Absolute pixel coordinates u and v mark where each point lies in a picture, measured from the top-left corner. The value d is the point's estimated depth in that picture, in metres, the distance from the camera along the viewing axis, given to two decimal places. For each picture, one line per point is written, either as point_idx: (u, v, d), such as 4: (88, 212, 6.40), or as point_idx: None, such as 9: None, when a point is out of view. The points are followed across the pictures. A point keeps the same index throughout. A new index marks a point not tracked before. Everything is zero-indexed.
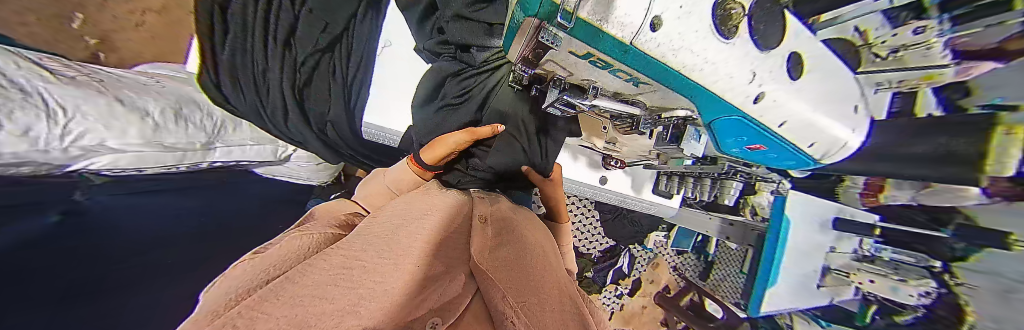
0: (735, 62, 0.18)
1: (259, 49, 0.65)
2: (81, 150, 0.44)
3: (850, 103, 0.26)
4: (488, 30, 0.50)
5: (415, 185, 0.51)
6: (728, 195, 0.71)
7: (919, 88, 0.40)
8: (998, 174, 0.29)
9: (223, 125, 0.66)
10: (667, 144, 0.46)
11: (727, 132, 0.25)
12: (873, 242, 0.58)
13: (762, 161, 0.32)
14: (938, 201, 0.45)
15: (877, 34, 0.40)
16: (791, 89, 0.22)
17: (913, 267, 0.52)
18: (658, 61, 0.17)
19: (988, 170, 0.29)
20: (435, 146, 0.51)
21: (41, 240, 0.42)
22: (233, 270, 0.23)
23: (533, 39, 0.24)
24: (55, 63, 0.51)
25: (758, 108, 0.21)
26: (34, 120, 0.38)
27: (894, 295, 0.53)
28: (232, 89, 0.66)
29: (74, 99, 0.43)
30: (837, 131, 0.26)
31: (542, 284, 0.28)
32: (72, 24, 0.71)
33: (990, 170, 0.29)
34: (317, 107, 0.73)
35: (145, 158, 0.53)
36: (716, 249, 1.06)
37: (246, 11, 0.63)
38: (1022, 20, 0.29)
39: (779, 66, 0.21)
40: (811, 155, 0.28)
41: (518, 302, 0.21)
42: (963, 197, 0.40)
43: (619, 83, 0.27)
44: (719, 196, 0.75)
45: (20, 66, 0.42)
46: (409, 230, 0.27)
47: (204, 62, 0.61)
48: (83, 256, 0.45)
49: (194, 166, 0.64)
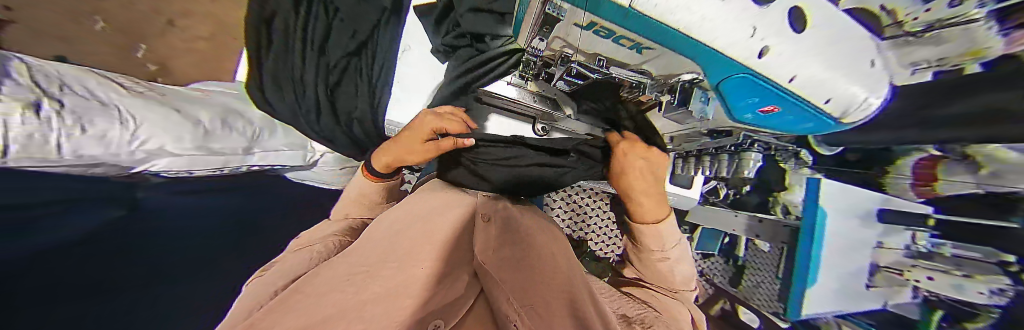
0: (732, 19, 0.18)
1: (297, 55, 0.74)
2: (145, 154, 0.49)
3: (868, 58, 0.25)
4: (498, 20, 0.59)
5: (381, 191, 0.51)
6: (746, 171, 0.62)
7: (964, 65, 0.42)
8: None
9: (261, 131, 0.72)
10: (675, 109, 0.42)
11: (739, 90, 0.26)
12: (929, 237, 0.57)
13: (777, 126, 0.32)
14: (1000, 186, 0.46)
15: (908, 11, 0.36)
16: (799, 41, 0.21)
17: (981, 262, 0.52)
18: (658, 21, 0.18)
19: None
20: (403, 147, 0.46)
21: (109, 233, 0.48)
22: (263, 281, 0.30)
23: (539, 14, 0.25)
24: (128, 80, 0.59)
25: (764, 62, 0.21)
26: (110, 125, 0.44)
27: (956, 293, 0.54)
28: (273, 91, 0.72)
29: (140, 110, 0.50)
30: (857, 87, 0.24)
31: (542, 285, 0.28)
32: (137, 54, 0.83)
33: None
34: (346, 104, 0.78)
35: (196, 162, 0.58)
36: (746, 252, 1.01)
37: (289, 24, 0.72)
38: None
39: (781, 20, 0.20)
40: (830, 114, 0.26)
41: (522, 307, 0.25)
42: None
43: (624, 52, 0.28)
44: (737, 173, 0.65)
45: (102, 83, 0.49)
46: (426, 227, 0.30)
47: (251, 66, 0.68)
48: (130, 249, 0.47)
49: (236, 169, 0.70)
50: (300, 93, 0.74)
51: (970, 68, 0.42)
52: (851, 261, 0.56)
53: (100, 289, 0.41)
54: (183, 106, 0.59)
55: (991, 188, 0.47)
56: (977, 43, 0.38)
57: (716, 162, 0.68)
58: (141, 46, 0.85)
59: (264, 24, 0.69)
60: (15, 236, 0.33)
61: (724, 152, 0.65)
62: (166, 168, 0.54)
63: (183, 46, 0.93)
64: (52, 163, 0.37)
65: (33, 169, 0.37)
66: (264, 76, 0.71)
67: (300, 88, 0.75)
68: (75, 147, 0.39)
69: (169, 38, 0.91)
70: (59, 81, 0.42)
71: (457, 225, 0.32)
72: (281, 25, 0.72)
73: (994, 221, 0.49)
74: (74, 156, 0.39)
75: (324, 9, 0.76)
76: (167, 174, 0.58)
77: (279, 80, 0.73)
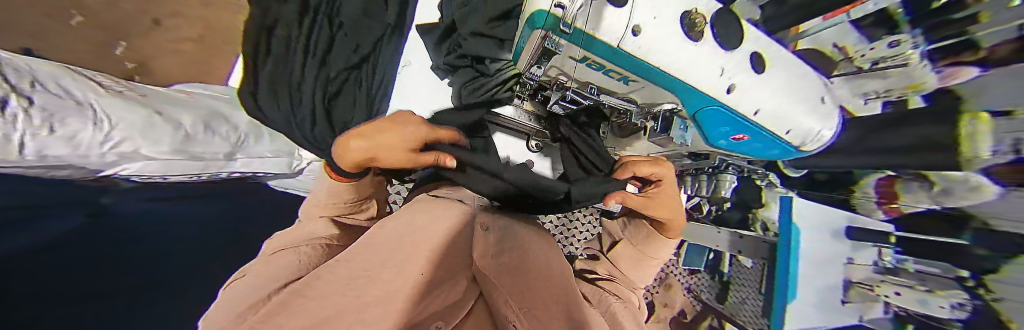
0: (705, 58, 0.22)
1: (297, 63, 0.68)
2: (116, 157, 0.48)
3: (818, 97, 0.29)
4: (498, 45, 0.57)
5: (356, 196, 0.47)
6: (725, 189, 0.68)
7: (908, 97, 0.47)
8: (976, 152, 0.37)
9: (246, 137, 0.69)
10: (658, 135, 0.45)
11: (712, 122, 0.27)
12: (893, 253, 0.59)
13: (748, 153, 0.34)
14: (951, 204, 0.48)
15: (857, 49, 0.48)
16: (757, 79, 0.25)
17: (940, 277, 0.52)
18: (642, 61, 0.21)
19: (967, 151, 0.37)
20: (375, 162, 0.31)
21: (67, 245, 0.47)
22: (240, 286, 0.31)
23: (537, 47, 0.27)
24: (107, 80, 0.56)
25: (732, 98, 0.24)
26: (82, 125, 0.43)
27: (923, 308, 0.54)
28: (264, 96, 0.63)
29: (119, 111, 0.49)
30: (809, 120, 0.28)
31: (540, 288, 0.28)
32: (116, 51, 0.82)
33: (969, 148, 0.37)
34: (343, 116, 0.71)
35: (172, 167, 0.56)
36: (730, 268, 1.04)
37: (291, 30, 0.67)
38: (978, 27, 0.35)
39: (742, 60, 0.24)
40: (790, 143, 0.29)
41: (520, 308, 0.25)
42: (967, 197, 0.44)
43: (612, 82, 0.30)
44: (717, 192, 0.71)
45: (81, 84, 0.47)
46: (421, 233, 0.28)
47: (245, 73, 0.60)
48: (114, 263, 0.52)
49: (214, 175, 0.66)
50: (295, 101, 0.66)
51: (915, 100, 0.46)
52: (827, 275, 0.59)
53: (93, 293, 0.48)
54: (166, 108, 0.57)
55: (945, 205, 0.49)
56: (917, 78, 0.44)
57: (698, 182, 0.75)
58: (121, 44, 0.83)
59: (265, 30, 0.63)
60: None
61: (704, 174, 0.72)
62: (138, 173, 0.52)
63: (168, 47, 0.90)
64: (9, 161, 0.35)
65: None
66: (258, 82, 0.62)
67: (296, 96, 0.66)
68: (39, 146, 0.38)
69: (155, 37, 0.88)
70: (30, 76, 0.41)
71: (452, 229, 0.31)
72: (284, 33, 0.65)
73: (952, 239, 0.50)
74: (38, 157, 0.38)
75: (329, 21, 0.73)
76: (138, 178, 0.55)
77: (275, 88, 0.65)
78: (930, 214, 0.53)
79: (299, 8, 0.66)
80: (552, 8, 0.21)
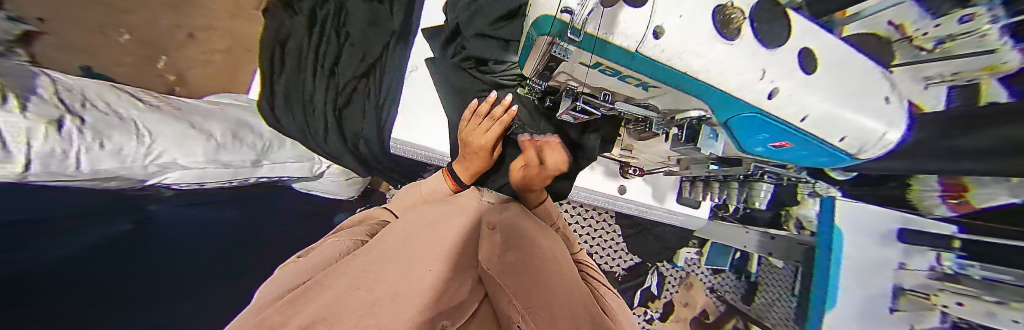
0: (743, 60, 0.19)
1: (309, 78, 0.80)
2: (158, 168, 0.50)
3: (879, 94, 0.25)
4: (504, 47, 0.63)
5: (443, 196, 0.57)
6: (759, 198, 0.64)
7: (982, 80, 0.37)
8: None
9: (272, 145, 0.74)
10: (684, 145, 0.46)
11: (744, 129, 0.25)
12: (955, 257, 0.51)
13: (792, 159, 0.31)
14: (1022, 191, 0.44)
15: (916, 27, 0.42)
16: (809, 82, 0.21)
17: (1017, 287, 0.43)
18: (667, 66, 0.19)
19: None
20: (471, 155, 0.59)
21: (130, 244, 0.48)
22: (285, 272, 0.27)
23: (546, 53, 0.26)
24: (150, 96, 0.62)
25: (774, 104, 0.21)
26: (125, 140, 0.45)
27: (988, 321, 0.44)
28: (282, 109, 0.79)
29: (157, 124, 0.53)
30: (869, 121, 0.24)
31: (552, 285, 0.27)
32: (157, 64, 0.88)
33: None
34: (353, 125, 0.85)
35: (205, 175, 0.59)
36: (759, 268, 0.97)
37: (301, 47, 0.80)
38: None
39: (787, 62, 0.21)
40: (843, 150, 0.26)
41: (526, 308, 0.21)
42: None
43: (630, 87, 0.29)
44: (749, 200, 0.67)
45: (125, 100, 0.53)
46: (431, 233, 0.30)
47: (263, 89, 0.77)
48: (155, 272, 0.49)
49: (244, 181, 0.71)
50: (309, 112, 0.81)
51: (991, 91, 0.36)
52: (874, 284, 0.52)
53: (148, 304, 0.46)
54: (198, 120, 0.62)
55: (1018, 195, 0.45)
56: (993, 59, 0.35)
57: (727, 190, 0.70)
58: (161, 58, 0.90)
59: (280, 46, 0.78)
60: (43, 250, 0.34)
61: (734, 182, 0.68)
62: (177, 180, 0.55)
63: (200, 59, 0.98)
64: (67, 177, 0.37)
65: (50, 183, 0.37)
66: (276, 98, 0.79)
67: (309, 108, 0.81)
68: (92, 161, 0.39)
69: (187, 49, 0.96)
70: (80, 97, 0.44)
71: (462, 233, 0.33)
72: (295, 45, 0.79)
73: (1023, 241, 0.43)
74: (90, 171, 0.39)
75: (336, 34, 0.82)
76: (179, 186, 0.60)
77: (291, 98, 0.80)
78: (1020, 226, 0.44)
79: (308, 23, 0.80)
80: (560, 12, 0.20)
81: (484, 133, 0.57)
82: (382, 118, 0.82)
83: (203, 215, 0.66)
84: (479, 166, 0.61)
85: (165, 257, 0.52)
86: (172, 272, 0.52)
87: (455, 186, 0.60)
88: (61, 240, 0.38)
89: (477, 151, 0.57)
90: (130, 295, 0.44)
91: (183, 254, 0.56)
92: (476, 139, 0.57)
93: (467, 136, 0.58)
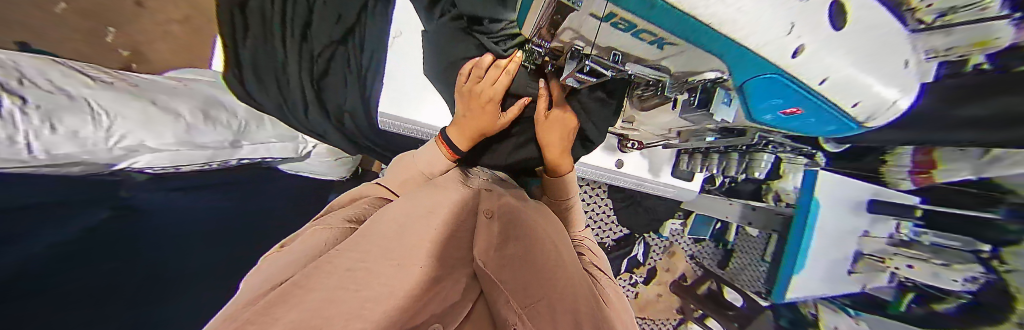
0: (778, 10, 0.15)
1: (278, 44, 0.72)
2: (124, 151, 0.48)
3: (900, 58, 0.24)
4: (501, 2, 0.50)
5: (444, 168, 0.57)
6: (759, 168, 0.67)
7: (972, 55, 0.34)
8: None
9: (247, 124, 0.71)
10: (695, 110, 0.45)
11: (764, 91, 0.24)
12: (912, 226, 0.57)
13: (798, 128, 0.31)
14: (998, 172, 0.44)
15: None
16: (840, 40, 0.19)
17: (956, 251, 0.53)
18: (689, 16, 0.16)
19: None
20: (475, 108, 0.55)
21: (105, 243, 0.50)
22: (268, 265, 0.27)
23: (556, 1, 0.25)
24: (96, 71, 0.56)
25: (798, 62, 0.19)
26: (81, 123, 0.42)
27: (933, 280, 0.55)
28: (254, 81, 0.73)
29: (114, 103, 0.48)
30: (882, 86, 0.24)
31: (554, 285, 0.27)
32: (107, 38, 0.80)
33: None
34: (335, 99, 0.79)
35: (179, 157, 0.56)
36: (736, 237, 1.03)
37: (264, 6, 0.70)
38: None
39: (823, 12, 0.17)
40: (854, 118, 0.26)
41: (524, 311, 0.22)
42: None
43: (642, 46, 0.27)
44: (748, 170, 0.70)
45: (68, 75, 0.47)
46: (415, 226, 0.28)
47: (228, 54, 0.70)
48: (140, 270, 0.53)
49: (225, 163, 0.68)
50: (285, 85, 0.75)
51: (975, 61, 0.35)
52: (841, 249, 0.57)
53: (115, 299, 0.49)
54: (161, 98, 0.58)
55: (986, 174, 0.46)
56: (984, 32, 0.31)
57: (727, 161, 0.73)
58: (110, 30, 0.81)
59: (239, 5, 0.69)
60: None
61: (735, 153, 0.70)
62: (150, 165, 0.53)
63: (160, 30, 0.87)
64: (23, 163, 0.36)
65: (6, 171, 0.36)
66: (243, 70, 0.72)
67: (284, 80, 0.75)
68: (46, 145, 0.38)
69: (140, 17, 0.85)
70: (17, 73, 0.39)
71: (450, 225, 0.30)
72: (257, 5, 0.70)
73: (978, 213, 0.49)
74: (48, 156, 0.38)
75: None
76: (153, 170, 0.57)
77: (259, 69, 0.73)
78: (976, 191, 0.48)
79: None
80: None
81: (492, 84, 0.54)
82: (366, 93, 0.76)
83: (174, 204, 0.63)
84: (478, 125, 0.56)
85: (158, 249, 0.57)
86: (168, 263, 0.59)
87: (452, 154, 0.57)
88: (12, 249, 0.38)
89: (484, 104, 0.55)
90: (133, 291, 0.52)
91: (176, 244, 0.61)
92: (482, 90, 0.54)
93: (473, 87, 0.55)
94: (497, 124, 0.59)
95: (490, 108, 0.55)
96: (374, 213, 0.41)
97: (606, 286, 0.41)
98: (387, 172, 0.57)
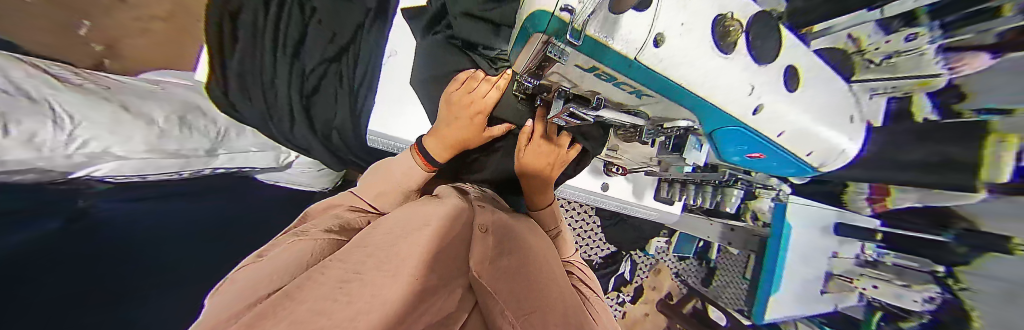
0: (735, 76, 0.20)
1: (267, 59, 0.71)
2: (85, 157, 0.45)
3: (847, 113, 0.27)
4: (495, 32, 0.55)
5: (421, 178, 0.55)
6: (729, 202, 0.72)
7: (913, 93, 0.38)
8: (994, 179, 0.30)
9: (226, 132, 0.70)
10: (670, 152, 0.52)
11: (728, 141, 0.26)
12: (875, 247, 0.59)
13: (764, 169, 0.33)
14: (939, 201, 0.46)
15: (870, 41, 0.36)
16: (790, 99, 0.23)
17: (916, 271, 0.53)
18: (662, 74, 0.18)
19: (985, 175, 0.30)
20: (458, 123, 0.56)
21: (71, 245, 0.45)
22: (237, 281, 0.25)
23: (539, 52, 0.25)
24: (63, 71, 0.53)
25: (757, 119, 0.22)
26: (40, 126, 0.39)
27: (896, 301, 0.55)
28: (236, 89, 0.70)
29: (81, 106, 0.45)
30: (835, 140, 0.26)
31: (548, 295, 0.28)
32: (80, 31, 0.75)
33: (987, 176, 0.30)
34: (324, 114, 0.78)
35: (146, 165, 0.54)
36: (717, 255, 1.02)
37: (256, 19, 0.70)
38: (1011, 26, 0.27)
39: (778, 79, 0.22)
40: (809, 164, 0.28)
41: (518, 317, 0.22)
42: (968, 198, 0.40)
43: (623, 94, 0.29)
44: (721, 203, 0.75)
45: (32, 75, 0.44)
46: (415, 236, 0.28)
47: (213, 69, 0.67)
48: (105, 280, 0.48)
49: (198, 172, 0.67)
50: (270, 99, 0.73)
51: (921, 103, 0.37)
52: (815, 267, 0.60)
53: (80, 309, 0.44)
54: (133, 101, 0.55)
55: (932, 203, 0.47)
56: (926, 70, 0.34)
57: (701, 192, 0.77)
58: (85, 23, 0.76)
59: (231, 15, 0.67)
60: None
61: (710, 186, 0.74)
62: (113, 173, 0.51)
63: (136, 26, 0.84)
64: None
65: None
66: (228, 82, 0.69)
67: (270, 92, 0.73)
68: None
69: (118, 15, 0.82)
70: None
71: (444, 227, 0.31)
72: (250, 18, 0.69)
73: (932, 235, 0.49)
74: None
75: (300, 9, 0.72)
76: (112, 179, 0.53)
77: (245, 82, 0.71)
78: (926, 222, 0.50)
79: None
80: (558, 10, 0.18)
81: (482, 96, 0.54)
82: (357, 107, 0.77)
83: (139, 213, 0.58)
84: (463, 134, 0.57)
85: (126, 256, 0.52)
86: (131, 269, 0.53)
87: (428, 166, 0.57)
88: None
89: (473, 115, 0.55)
90: (106, 294, 0.48)
91: (146, 252, 0.56)
92: (470, 100, 0.54)
93: (459, 97, 0.55)
94: (478, 137, 0.60)
95: (468, 126, 0.57)
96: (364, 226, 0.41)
97: (594, 304, 0.41)
98: (364, 181, 0.55)
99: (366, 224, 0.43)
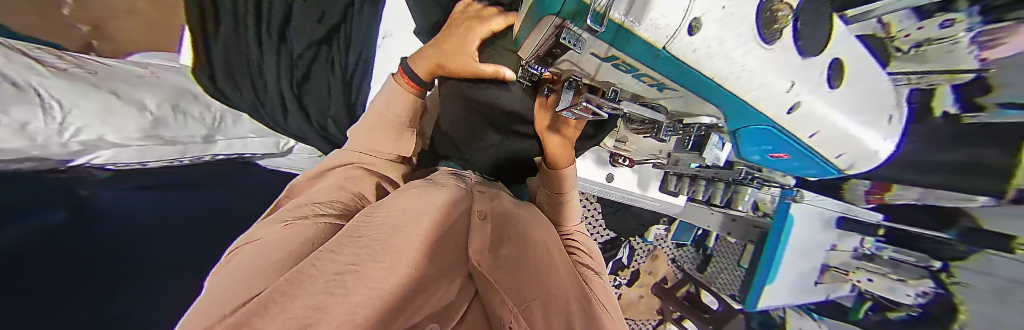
0: (773, 69, 0.17)
1: (253, 47, 0.80)
2: (81, 146, 0.55)
3: (885, 112, 0.25)
4: None
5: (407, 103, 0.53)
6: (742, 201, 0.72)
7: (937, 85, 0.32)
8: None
9: (223, 117, 0.79)
10: (689, 151, 0.56)
11: (755, 138, 0.24)
12: (874, 241, 0.56)
13: (783, 169, 0.33)
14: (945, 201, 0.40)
15: (899, 27, 0.29)
16: (831, 98, 0.21)
17: (912, 265, 0.50)
18: (691, 67, 0.17)
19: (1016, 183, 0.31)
20: (461, 37, 0.52)
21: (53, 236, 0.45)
22: (236, 267, 0.25)
23: (550, 38, 0.24)
24: (50, 55, 0.58)
25: (791, 118, 0.21)
26: (31, 115, 0.49)
27: (890, 293, 0.54)
28: (222, 76, 0.79)
29: (73, 94, 0.55)
30: (868, 141, 0.25)
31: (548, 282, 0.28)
32: (64, 10, 0.72)
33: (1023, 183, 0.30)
34: (316, 103, 0.88)
35: (146, 153, 0.64)
36: (716, 242, 1.03)
37: (239, 8, 0.78)
38: None
39: (820, 75, 0.19)
40: (836, 165, 0.27)
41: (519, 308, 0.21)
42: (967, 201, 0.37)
43: (642, 87, 0.27)
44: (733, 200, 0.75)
45: (16, 61, 0.51)
46: (416, 225, 0.27)
47: (196, 55, 0.76)
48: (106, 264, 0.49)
49: (198, 159, 0.76)
50: (261, 88, 0.83)
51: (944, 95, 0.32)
52: (813, 259, 0.60)
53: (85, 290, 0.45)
54: (125, 88, 0.64)
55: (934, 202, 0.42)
56: (953, 63, 0.30)
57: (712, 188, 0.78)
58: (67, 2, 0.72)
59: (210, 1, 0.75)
60: None
61: (721, 183, 0.76)
62: (113, 160, 0.60)
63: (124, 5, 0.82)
64: None
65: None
66: (214, 68, 0.78)
67: (260, 81, 0.83)
68: None
69: None
70: None
71: (441, 216, 0.31)
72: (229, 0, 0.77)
73: (937, 232, 0.46)
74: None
75: None
76: (114, 166, 0.61)
77: (230, 68, 0.80)
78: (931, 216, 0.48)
79: None
80: None
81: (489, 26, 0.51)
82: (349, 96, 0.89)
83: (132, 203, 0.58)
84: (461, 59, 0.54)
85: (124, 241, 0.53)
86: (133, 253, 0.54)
87: (416, 87, 0.55)
88: None
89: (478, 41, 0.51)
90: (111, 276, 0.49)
91: (147, 236, 0.57)
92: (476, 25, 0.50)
93: (463, 21, 0.53)
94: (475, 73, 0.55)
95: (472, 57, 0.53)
96: (363, 207, 0.41)
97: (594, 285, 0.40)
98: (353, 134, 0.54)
99: (371, 199, 0.43)
